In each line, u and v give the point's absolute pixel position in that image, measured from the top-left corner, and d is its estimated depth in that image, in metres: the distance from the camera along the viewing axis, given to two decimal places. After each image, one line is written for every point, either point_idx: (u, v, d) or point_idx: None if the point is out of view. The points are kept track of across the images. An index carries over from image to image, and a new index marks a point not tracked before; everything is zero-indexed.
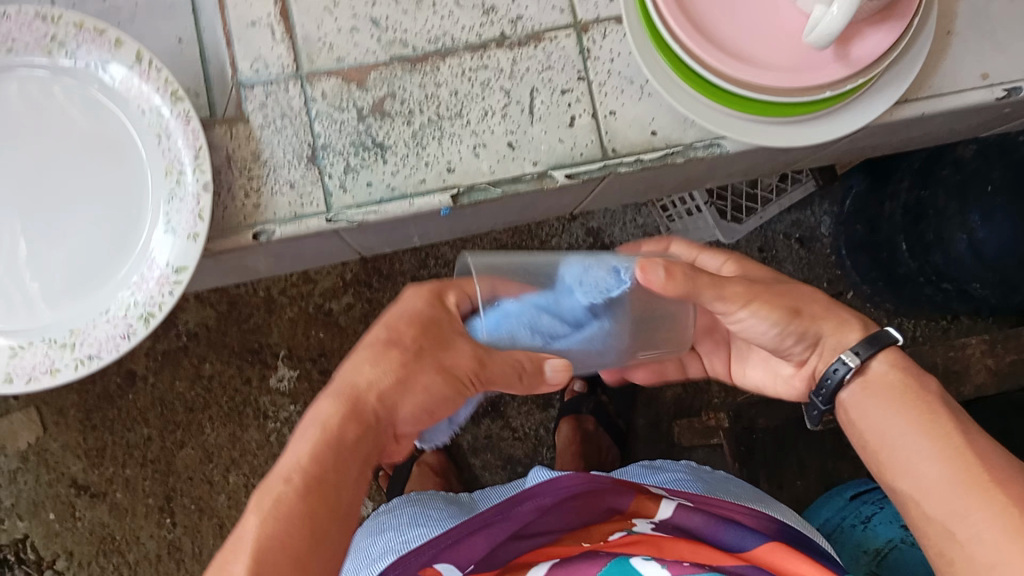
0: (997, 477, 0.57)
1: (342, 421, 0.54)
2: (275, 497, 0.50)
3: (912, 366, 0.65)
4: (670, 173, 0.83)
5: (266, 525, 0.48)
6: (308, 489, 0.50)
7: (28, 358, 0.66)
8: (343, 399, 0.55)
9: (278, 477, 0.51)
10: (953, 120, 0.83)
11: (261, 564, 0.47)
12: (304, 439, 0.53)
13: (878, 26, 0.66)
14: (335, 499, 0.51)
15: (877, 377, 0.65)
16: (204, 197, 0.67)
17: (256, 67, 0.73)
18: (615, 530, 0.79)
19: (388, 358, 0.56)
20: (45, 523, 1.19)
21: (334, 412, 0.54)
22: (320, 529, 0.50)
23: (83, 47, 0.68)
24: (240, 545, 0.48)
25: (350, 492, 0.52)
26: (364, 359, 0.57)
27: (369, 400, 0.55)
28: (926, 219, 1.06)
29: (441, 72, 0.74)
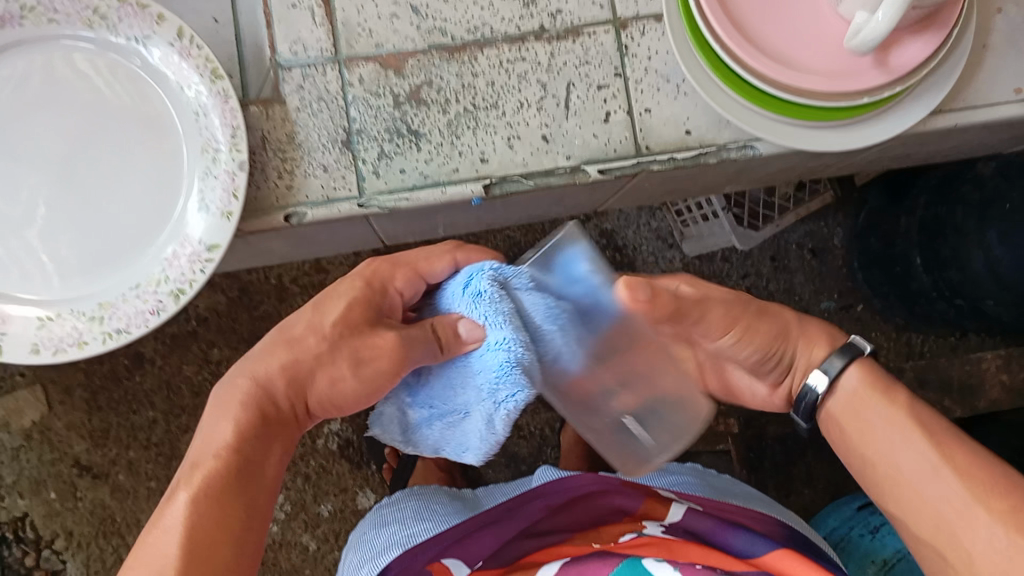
0: (993, 491, 0.56)
1: (258, 404, 0.60)
2: (203, 475, 0.55)
3: (886, 378, 0.65)
4: (699, 174, 0.82)
5: (194, 509, 0.54)
6: (230, 471, 0.56)
7: (57, 329, 0.67)
8: (253, 385, 0.61)
9: (207, 456, 0.57)
10: (983, 133, 0.83)
11: (193, 547, 0.53)
12: (225, 419, 0.59)
13: (920, 35, 0.66)
14: (252, 476, 0.58)
15: (850, 393, 0.65)
16: (240, 176, 0.67)
17: (295, 49, 0.74)
18: (624, 532, 0.77)
19: (301, 349, 0.63)
20: (46, 502, 1.19)
21: (248, 391, 0.60)
22: (243, 505, 0.56)
23: (125, 21, 0.68)
24: (170, 527, 0.53)
25: (268, 474, 0.59)
26: (280, 347, 0.63)
27: (284, 388, 0.61)
28: (944, 234, 1.04)
29: (479, 62, 0.74)
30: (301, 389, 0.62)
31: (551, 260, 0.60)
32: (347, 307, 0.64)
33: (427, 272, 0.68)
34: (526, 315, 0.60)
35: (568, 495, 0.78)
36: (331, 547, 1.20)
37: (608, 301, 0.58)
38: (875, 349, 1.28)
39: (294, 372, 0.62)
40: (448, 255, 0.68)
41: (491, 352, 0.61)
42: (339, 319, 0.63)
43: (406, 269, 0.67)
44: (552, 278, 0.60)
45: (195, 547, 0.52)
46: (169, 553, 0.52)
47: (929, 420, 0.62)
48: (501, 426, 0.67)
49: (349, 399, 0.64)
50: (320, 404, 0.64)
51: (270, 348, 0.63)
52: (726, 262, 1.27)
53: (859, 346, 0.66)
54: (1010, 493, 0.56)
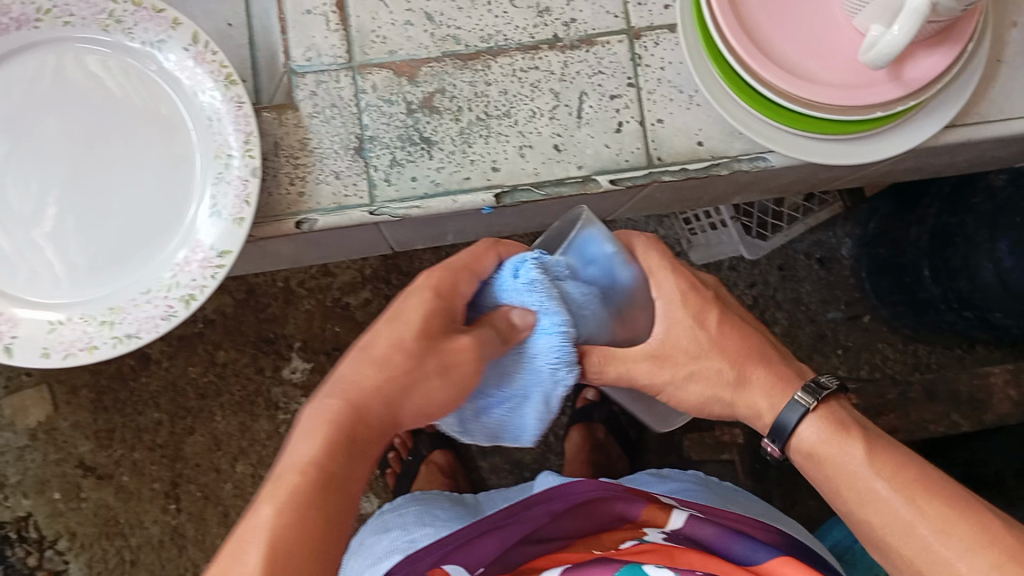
0: (967, 515, 0.57)
1: (344, 422, 0.56)
2: (290, 488, 0.52)
3: (844, 417, 0.64)
4: (709, 185, 0.82)
5: (280, 521, 0.50)
6: (319, 484, 0.53)
7: (66, 333, 0.67)
8: (340, 400, 0.57)
9: (291, 467, 0.53)
10: (993, 147, 0.83)
11: (277, 565, 0.48)
12: (312, 435, 0.55)
13: (935, 48, 0.66)
14: (340, 492, 0.53)
15: (815, 441, 0.63)
16: (252, 182, 0.67)
17: (309, 55, 0.74)
18: (626, 538, 0.76)
19: (389, 367, 0.59)
20: (50, 502, 1.19)
21: (338, 408, 0.56)
22: (328, 525, 0.52)
23: (141, 24, 0.68)
24: (255, 536, 0.50)
25: (353, 491, 0.55)
26: (366, 361, 0.59)
27: (373, 404, 0.58)
28: (952, 245, 1.04)
29: (492, 70, 0.74)
30: (392, 406, 0.59)
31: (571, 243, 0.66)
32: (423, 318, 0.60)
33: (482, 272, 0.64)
34: (569, 302, 0.64)
35: (570, 501, 0.77)
36: None
37: (622, 276, 0.67)
38: (881, 360, 1.28)
39: (384, 388, 0.58)
40: (493, 249, 0.65)
41: (545, 336, 0.63)
42: (418, 330, 0.60)
43: (464, 271, 0.63)
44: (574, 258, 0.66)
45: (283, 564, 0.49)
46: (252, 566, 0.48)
47: (889, 448, 0.62)
48: (555, 404, 0.67)
49: (441, 406, 0.61)
50: (415, 416, 0.61)
51: (354, 365, 0.59)
52: (733, 270, 1.27)
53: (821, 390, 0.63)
54: (987, 528, 0.57)
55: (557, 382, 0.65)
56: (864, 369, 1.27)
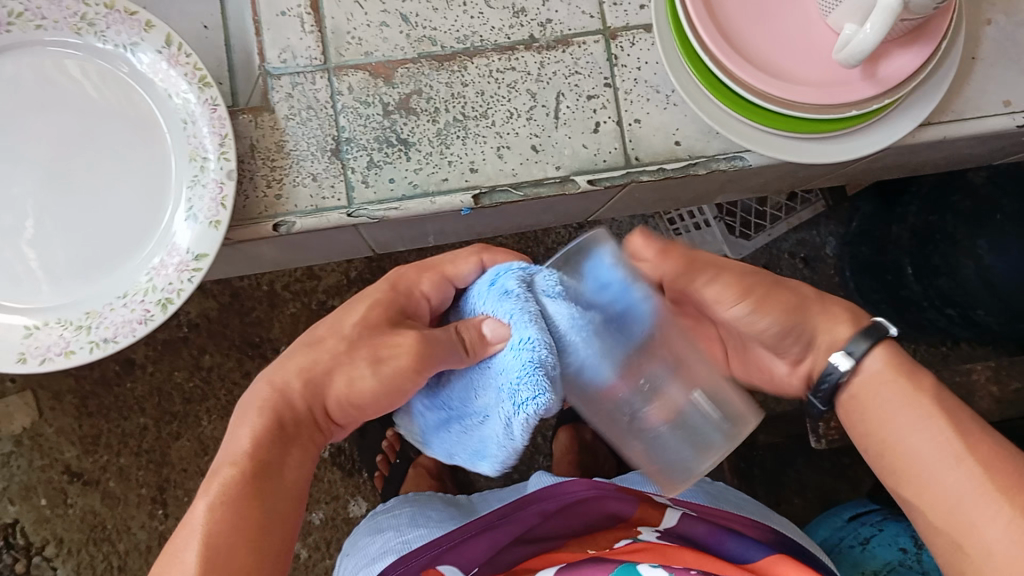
0: (1010, 485, 0.52)
1: (276, 410, 0.55)
2: (220, 481, 0.52)
3: (909, 361, 0.59)
4: (689, 185, 0.82)
5: (214, 515, 0.50)
6: (251, 475, 0.52)
7: (44, 338, 0.67)
8: (272, 388, 0.57)
9: (225, 461, 0.53)
10: (972, 144, 0.83)
11: (215, 562, 0.49)
12: (242, 426, 0.55)
13: (909, 47, 0.66)
14: (277, 481, 0.54)
15: (871, 377, 0.59)
16: (227, 185, 0.67)
17: (284, 57, 0.74)
18: (621, 536, 0.75)
19: (322, 350, 0.58)
20: (36, 508, 1.18)
21: (267, 397, 0.56)
22: (265, 515, 0.52)
23: (114, 28, 0.68)
24: (192, 534, 0.50)
25: (291, 477, 0.55)
26: (304, 348, 0.58)
27: (304, 391, 0.57)
28: (937, 246, 1.05)
29: (468, 71, 0.74)
30: (323, 392, 0.57)
31: (579, 262, 0.53)
32: (368, 310, 0.59)
33: (455, 276, 0.62)
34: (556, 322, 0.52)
35: (561, 500, 0.77)
36: (322, 555, 1.19)
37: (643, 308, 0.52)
38: None
39: (311, 373, 0.57)
40: (473, 254, 0.62)
41: (513, 353, 0.52)
42: (359, 319, 0.59)
43: (431, 273, 0.62)
44: (582, 281, 0.53)
45: (220, 558, 0.49)
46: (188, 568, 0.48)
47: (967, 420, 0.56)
48: (520, 436, 0.55)
49: (372, 398, 0.57)
50: (343, 403, 0.58)
51: (293, 351, 0.59)
52: None
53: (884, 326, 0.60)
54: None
55: (519, 408, 0.53)
56: None
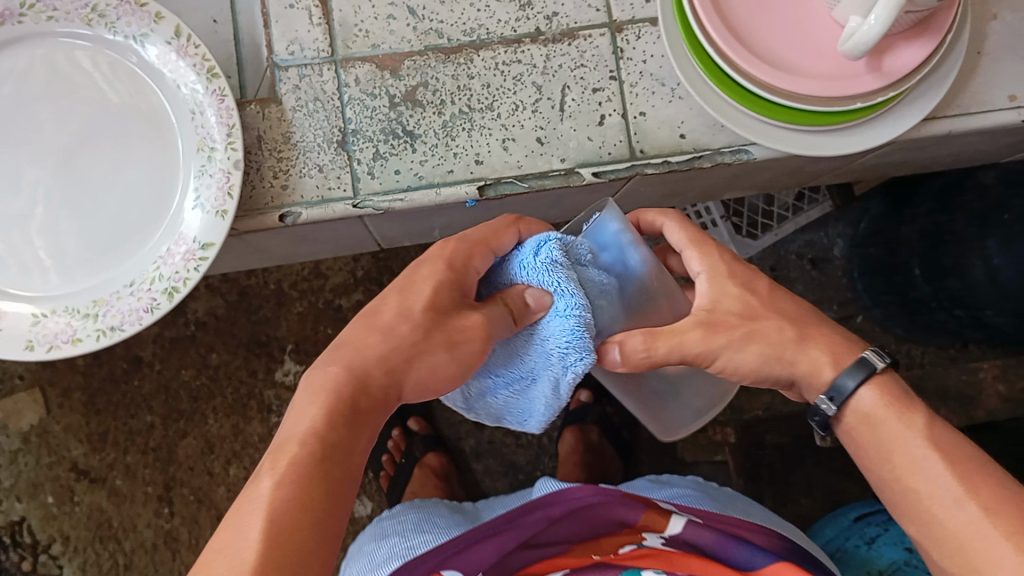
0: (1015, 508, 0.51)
1: (349, 389, 0.52)
2: (289, 460, 0.47)
3: (903, 390, 0.59)
4: (694, 179, 0.82)
5: (279, 495, 0.45)
6: (319, 454, 0.48)
7: (51, 326, 0.68)
8: (342, 368, 0.53)
9: (290, 441, 0.48)
10: (977, 140, 0.83)
11: (278, 543, 0.44)
12: (313, 403, 0.51)
13: (914, 40, 0.66)
14: (346, 466, 0.49)
15: (867, 413, 0.58)
16: (235, 175, 0.67)
17: (292, 49, 0.74)
18: (625, 543, 0.77)
19: (392, 335, 0.56)
20: (43, 505, 1.19)
21: (339, 376, 0.52)
22: (330, 502, 0.47)
23: (123, 19, 0.68)
24: (253, 513, 0.45)
25: (360, 462, 0.50)
26: (371, 332, 0.56)
27: (375, 372, 0.54)
28: (945, 245, 1.04)
29: (475, 64, 0.75)
30: (393, 376, 0.54)
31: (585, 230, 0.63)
32: (433, 290, 0.59)
33: (498, 248, 0.63)
34: (588, 288, 0.60)
35: (567, 505, 0.76)
36: None
37: (641, 274, 0.63)
38: None
39: (389, 357, 0.55)
40: (512, 226, 0.64)
41: (557, 320, 0.59)
42: (428, 300, 0.58)
43: (480, 247, 0.62)
44: (588, 245, 0.63)
45: (284, 543, 0.44)
46: (247, 563, 0.43)
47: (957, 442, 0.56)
48: (565, 392, 0.63)
49: (443, 382, 0.57)
50: (416, 391, 0.56)
51: (357, 333, 0.56)
52: None
53: (874, 362, 0.59)
54: None
55: (567, 368, 0.60)
56: None
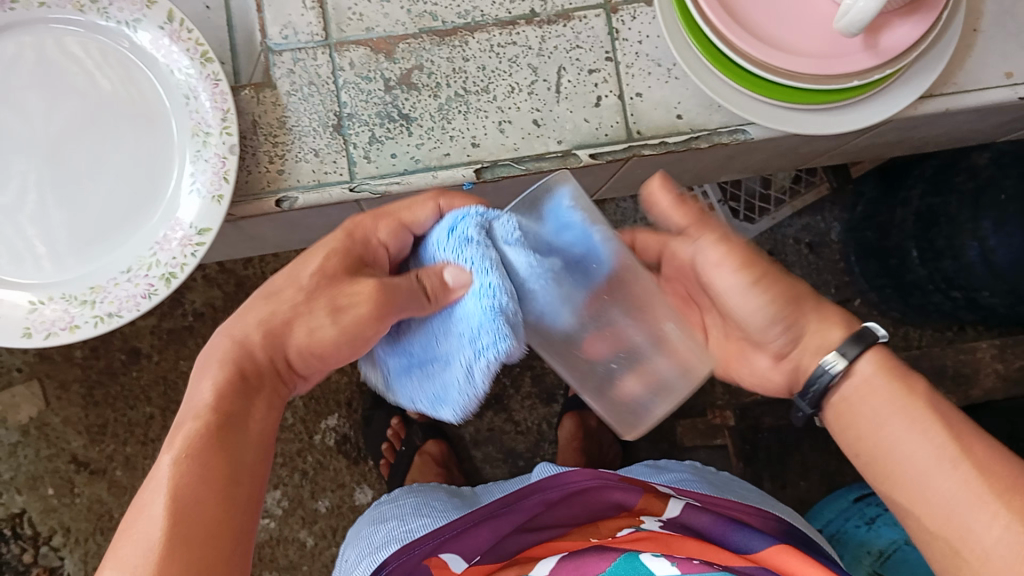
0: (1009, 487, 0.53)
1: (237, 361, 0.56)
2: (186, 436, 0.52)
3: (902, 366, 0.61)
4: (690, 159, 0.82)
5: (181, 469, 0.50)
6: (216, 426, 0.53)
7: (48, 314, 0.67)
8: (231, 343, 0.56)
9: (189, 415, 0.53)
10: (974, 118, 0.83)
11: (181, 508, 0.49)
12: (206, 378, 0.55)
13: (909, 18, 0.66)
14: (241, 436, 0.54)
15: (864, 382, 0.61)
16: (230, 159, 0.67)
17: (286, 33, 0.74)
18: (623, 526, 0.76)
19: (279, 303, 0.58)
20: (44, 498, 1.19)
21: (230, 352, 0.56)
22: (230, 463, 0.52)
23: (116, 4, 0.68)
24: (158, 488, 0.50)
25: (255, 429, 0.55)
26: (262, 302, 0.58)
27: (264, 341, 0.57)
28: (939, 225, 1.04)
29: (470, 46, 0.74)
30: (281, 345, 0.57)
31: (540, 201, 0.53)
32: (322, 260, 0.59)
33: (411, 222, 0.61)
34: (513, 272, 0.53)
35: (565, 490, 0.77)
36: (328, 544, 1.19)
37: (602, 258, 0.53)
38: None
39: (272, 326, 0.57)
40: (431, 200, 0.61)
41: (474, 299, 0.53)
42: (317, 269, 0.58)
43: (388, 219, 0.61)
44: (540, 219, 0.53)
45: (188, 512, 0.49)
46: (153, 539, 0.47)
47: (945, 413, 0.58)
48: (479, 381, 0.56)
49: (332, 347, 0.57)
50: (307, 355, 0.58)
51: (252, 304, 0.59)
52: None
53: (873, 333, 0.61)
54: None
55: (476, 352, 0.54)
56: None
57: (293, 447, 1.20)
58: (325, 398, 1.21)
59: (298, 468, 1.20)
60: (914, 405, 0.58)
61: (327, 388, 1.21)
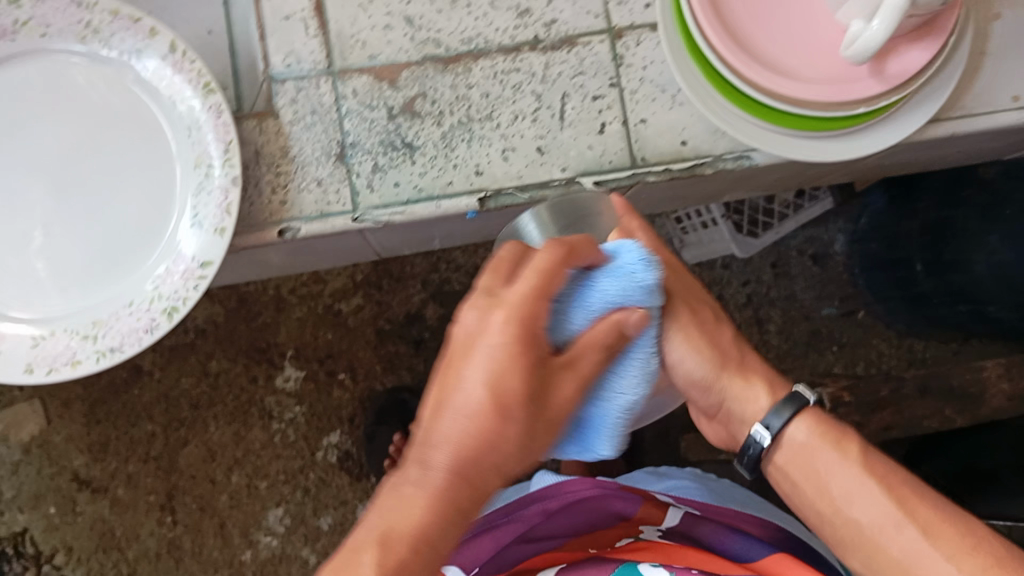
0: (953, 543, 0.54)
1: (451, 497, 0.50)
2: (383, 568, 0.49)
3: (836, 425, 0.60)
4: (696, 184, 0.82)
5: None
6: (421, 565, 0.49)
7: (50, 348, 0.66)
8: (460, 468, 0.50)
9: (369, 539, 0.50)
10: (980, 141, 0.82)
11: None
12: (421, 502, 0.50)
13: (920, 42, 0.65)
14: (438, 569, 0.51)
15: (796, 446, 0.60)
16: (232, 192, 0.66)
17: (288, 62, 0.74)
18: (622, 536, 0.76)
19: (500, 424, 0.51)
20: (46, 516, 1.18)
21: (452, 479, 0.50)
22: None
23: (118, 35, 0.68)
24: None
25: (451, 555, 0.51)
26: (474, 421, 0.51)
27: (485, 467, 0.51)
28: (947, 240, 1.01)
29: (473, 73, 0.74)
30: (503, 467, 0.52)
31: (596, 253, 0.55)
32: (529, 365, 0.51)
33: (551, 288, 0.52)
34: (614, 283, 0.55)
35: (564, 499, 0.77)
36: None
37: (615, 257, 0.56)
38: (876, 356, 1.25)
39: (490, 452, 0.51)
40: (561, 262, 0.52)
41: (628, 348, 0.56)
42: (525, 379, 0.51)
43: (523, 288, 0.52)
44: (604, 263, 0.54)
45: None
46: None
47: (887, 472, 0.58)
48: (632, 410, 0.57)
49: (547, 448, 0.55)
50: (523, 466, 0.53)
51: (471, 408, 0.51)
52: (726, 269, 1.26)
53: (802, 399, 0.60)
54: (970, 545, 0.54)
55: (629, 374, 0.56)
56: (860, 366, 1.25)
57: (296, 463, 1.19)
58: (328, 415, 1.20)
59: (300, 485, 1.19)
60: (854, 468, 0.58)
61: (329, 404, 1.20)
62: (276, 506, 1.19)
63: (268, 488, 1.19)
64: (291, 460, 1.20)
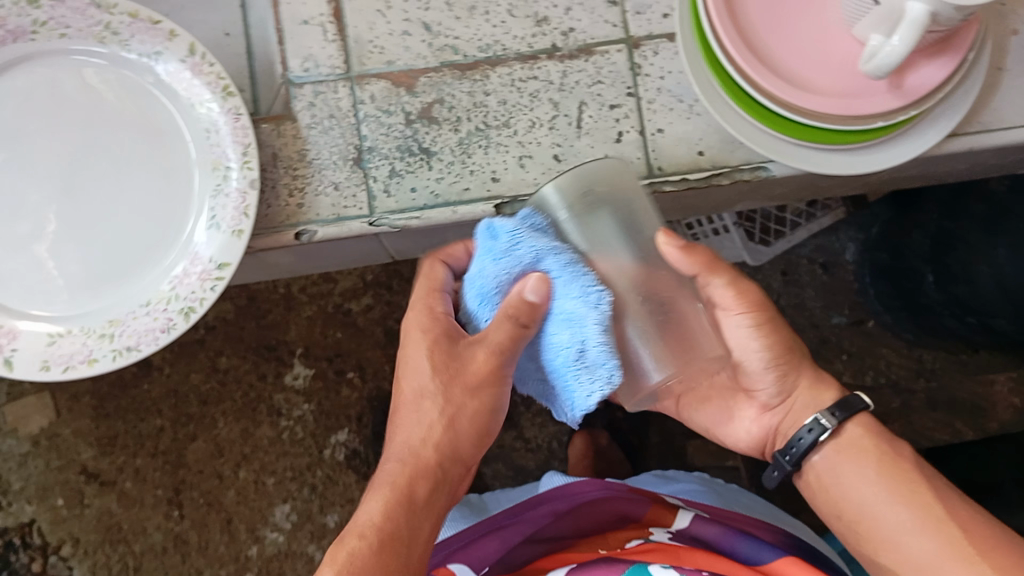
0: (988, 547, 0.58)
1: (398, 481, 0.61)
2: (346, 552, 0.59)
3: (886, 433, 0.65)
4: (710, 193, 0.82)
5: None
6: (382, 544, 0.59)
7: (66, 346, 0.67)
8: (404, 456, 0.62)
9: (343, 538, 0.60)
10: (995, 155, 0.82)
11: None
12: (376, 496, 0.61)
13: (936, 58, 0.65)
14: (406, 549, 0.60)
15: (847, 445, 0.64)
16: (249, 194, 0.66)
17: (306, 66, 0.74)
18: (632, 537, 0.75)
19: (428, 409, 0.62)
20: (53, 508, 1.19)
21: (397, 466, 0.62)
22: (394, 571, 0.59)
23: (137, 37, 0.68)
24: None
25: (414, 535, 0.61)
26: (410, 415, 0.63)
27: (428, 449, 0.62)
28: (954, 249, 1.01)
29: (491, 80, 0.74)
30: (453, 445, 0.63)
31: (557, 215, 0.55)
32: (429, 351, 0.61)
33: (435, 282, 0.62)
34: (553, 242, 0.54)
35: (572, 500, 0.78)
36: None
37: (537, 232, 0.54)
38: (885, 365, 1.23)
39: (428, 432, 0.62)
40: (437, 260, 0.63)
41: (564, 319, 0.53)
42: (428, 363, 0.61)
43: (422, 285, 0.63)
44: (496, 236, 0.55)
45: None
46: None
47: (930, 481, 0.62)
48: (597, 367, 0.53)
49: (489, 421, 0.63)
50: (473, 440, 0.64)
51: (405, 406, 0.64)
52: None
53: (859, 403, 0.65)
54: (1006, 550, 0.58)
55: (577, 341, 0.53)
56: (867, 376, 1.23)
57: (304, 461, 1.20)
58: (336, 412, 1.21)
59: (307, 482, 1.20)
60: (901, 471, 0.62)
61: (337, 402, 1.21)
62: (283, 502, 1.19)
63: (274, 484, 1.19)
64: (298, 457, 1.20)
